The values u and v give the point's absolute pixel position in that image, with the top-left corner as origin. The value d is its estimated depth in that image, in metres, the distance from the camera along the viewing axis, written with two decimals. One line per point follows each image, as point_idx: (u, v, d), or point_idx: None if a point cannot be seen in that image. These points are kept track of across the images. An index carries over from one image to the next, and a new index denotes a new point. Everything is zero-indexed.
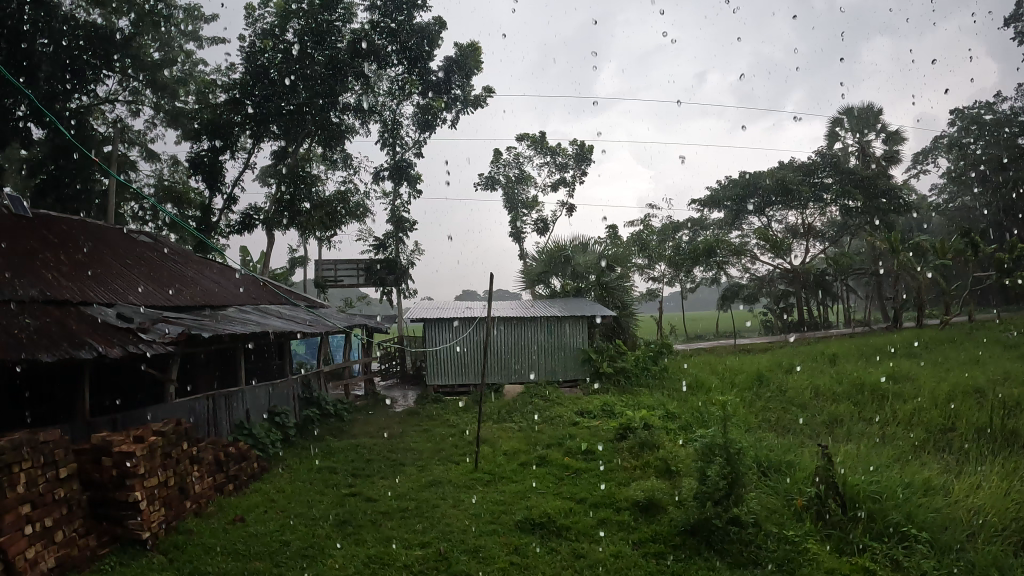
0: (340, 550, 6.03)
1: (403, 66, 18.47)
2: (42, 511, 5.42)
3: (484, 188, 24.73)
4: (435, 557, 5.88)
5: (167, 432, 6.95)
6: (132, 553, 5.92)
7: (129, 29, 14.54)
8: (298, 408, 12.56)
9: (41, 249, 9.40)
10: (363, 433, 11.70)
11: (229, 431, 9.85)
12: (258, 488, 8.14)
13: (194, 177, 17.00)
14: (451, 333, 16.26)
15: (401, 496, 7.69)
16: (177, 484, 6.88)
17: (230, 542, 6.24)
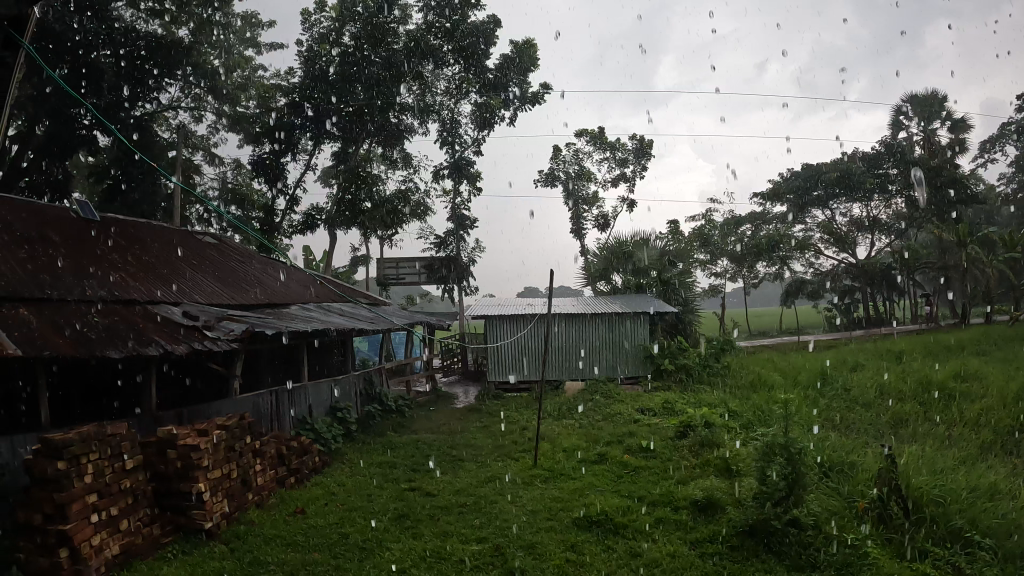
0: (396, 543, 6.11)
1: (460, 65, 18.57)
2: (108, 500, 5.64)
3: (544, 185, 24.65)
4: (491, 552, 5.90)
5: (230, 426, 7.16)
6: (194, 542, 6.11)
7: (189, 38, 14.98)
8: (361, 404, 12.75)
9: (109, 250, 9.80)
10: (425, 429, 11.80)
11: (293, 425, 10.10)
12: (319, 481, 8.31)
13: (257, 179, 17.50)
14: (514, 329, 16.33)
15: (460, 491, 7.77)
16: (239, 477, 7.08)
17: (289, 533, 6.38)
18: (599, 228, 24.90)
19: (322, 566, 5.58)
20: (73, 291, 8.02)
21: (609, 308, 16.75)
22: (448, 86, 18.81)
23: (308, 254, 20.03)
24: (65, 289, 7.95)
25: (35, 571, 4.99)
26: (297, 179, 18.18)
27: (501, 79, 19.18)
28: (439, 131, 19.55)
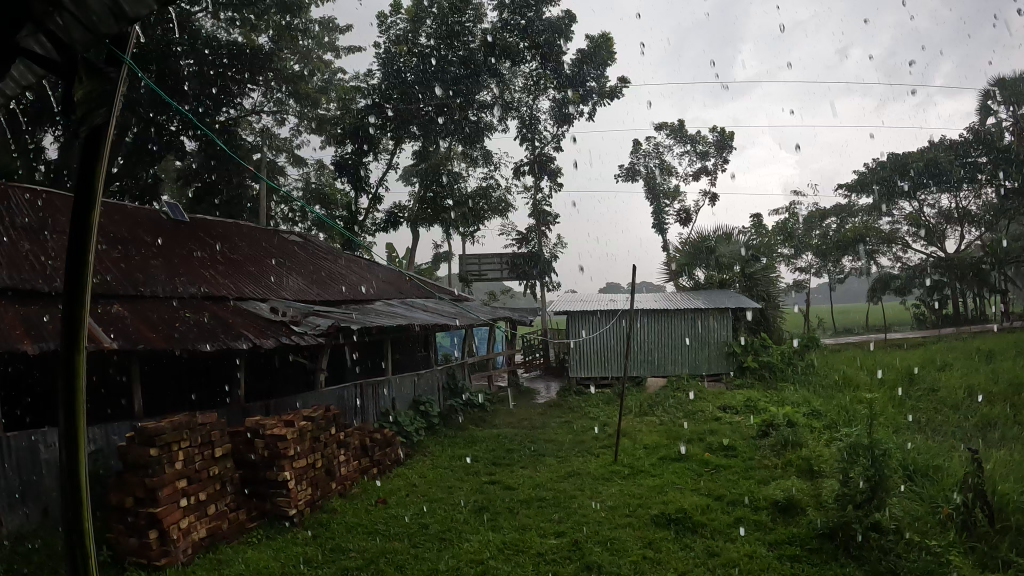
0: (476, 534, 6.21)
1: (537, 61, 18.55)
2: (198, 486, 5.91)
3: (624, 179, 24.40)
4: (569, 546, 5.92)
5: (315, 417, 7.40)
6: (278, 527, 6.34)
7: (269, 45, 15.48)
8: (443, 398, 12.96)
9: (199, 250, 10.27)
10: (506, 424, 11.88)
11: (377, 418, 10.35)
12: (401, 472, 8.49)
13: (340, 178, 17.98)
14: (595, 325, 16.28)
15: (540, 485, 7.81)
16: (323, 466, 7.30)
17: (370, 521, 6.55)
18: (681, 223, 24.49)
19: (402, 554, 5.69)
20: (166, 289, 8.44)
21: (692, 303, 16.46)
22: (526, 83, 18.91)
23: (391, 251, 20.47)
24: (157, 286, 8.38)
25: (126, 552, 5.32)
26: (380, 178, 18.61)
27: (578, 75, 19.21)
28: (519, 127, 19.69)
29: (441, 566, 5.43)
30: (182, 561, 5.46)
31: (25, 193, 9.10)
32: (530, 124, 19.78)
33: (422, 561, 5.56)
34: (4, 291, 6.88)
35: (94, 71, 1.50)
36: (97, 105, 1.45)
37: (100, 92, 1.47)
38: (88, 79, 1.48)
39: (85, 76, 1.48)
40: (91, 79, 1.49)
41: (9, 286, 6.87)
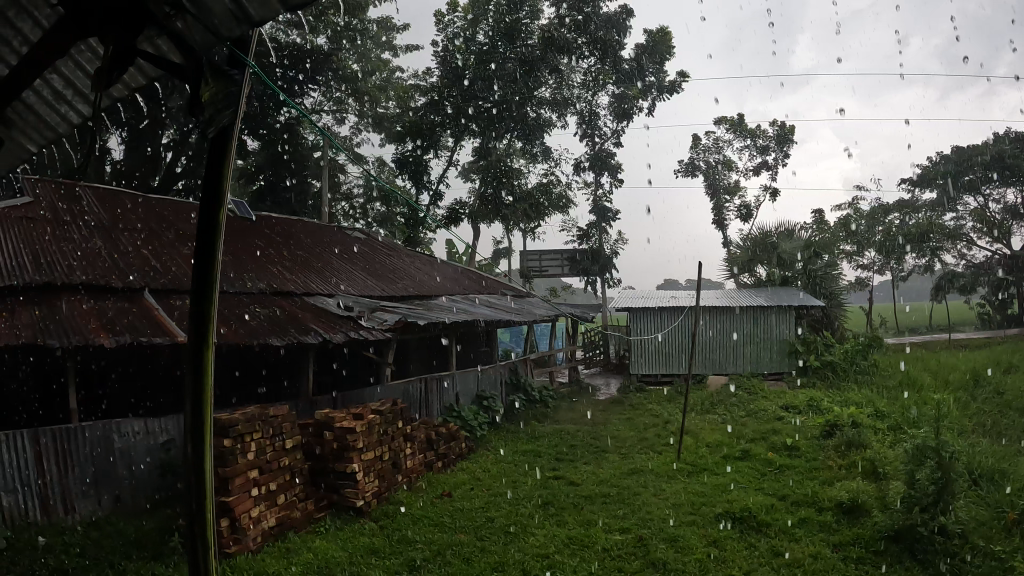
0: (542, 528, 6.23)
1: (596, 57, 18.37)
2: (268, 476, 6.06)
3: (683, 175, 24.06)
4: (633, 542, 5.89)
5: (382, 411, 7.53)
6: (345, 517, 6.45)
7: (328, 45, 15.79)
8: (506, 393, 13.00)
9: (267, 247, 10.54)
10: (567, 419, 11.87)
11: (441, 412, 10.44)
12: (466, 466, 8.56)
13: (401, 176, 18.17)
14: (656, 323, 16.15)
15: (603, 481, 7.78)
16: (390, 460, 7.41)
17: (435, 514, 6.61)
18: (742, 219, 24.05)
19: (468, 546, 5.75)
20: (236, 284, 8.69)
21: (754, 301, 16.15)
22: (585, 79, 18.61)
23: (451, 247, 20.61)
24: (227, 282, 8.62)
25: None
26: (441, 175, 18.74)
27: (637, 70, 19.10)
28: (578, 123, 19.63)
29: (507, 560, 5.46)
30: (252, 548, 5.59)
31: (96, 193, 9.47)
32: (590, 120, 19.72)
33: (487, 554, 5.59)
34: (82, 288, 7.16)
35: (220, 74, 1.71)
36: (226, 104, 1.68)
37: (227, 93, 1.70)
38: (215, 80, 1.70)
39: (211, 76, 1.70)
40: (218, 80, 1.70)
41: (84, 280, 7.17)
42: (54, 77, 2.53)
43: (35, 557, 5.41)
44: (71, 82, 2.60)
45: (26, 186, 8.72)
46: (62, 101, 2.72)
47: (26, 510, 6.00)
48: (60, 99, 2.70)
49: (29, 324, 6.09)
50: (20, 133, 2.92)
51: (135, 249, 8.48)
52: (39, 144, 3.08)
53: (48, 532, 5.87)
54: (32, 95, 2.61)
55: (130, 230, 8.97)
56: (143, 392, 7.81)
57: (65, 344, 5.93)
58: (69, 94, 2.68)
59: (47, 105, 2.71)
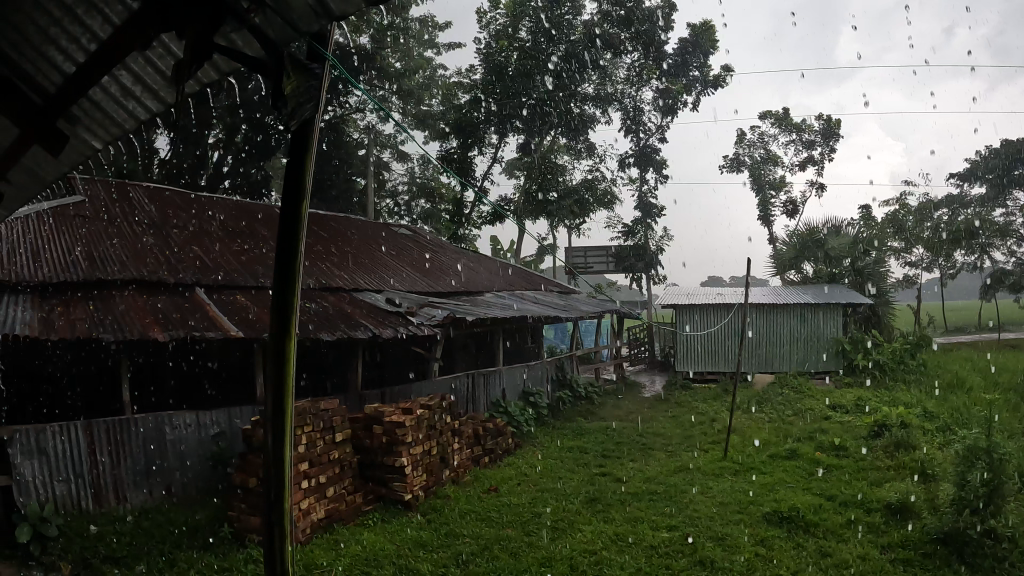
0: (589, 524, 6.22)
1: (639, 52, 18.33)
2: (318, 468, 6.17)
3: (728, 171, 23.74)
4: (681, 541, 5.84)
5: (432, 405, 7.60)
6: (394, 510, 6.54)
7: (371, 44, 16.00)
8: (552, 389, 13.00)
9: (316, 243, 10.79)
10: (613, 416, 11.84)
11: (487, 407, 10.52)
12: (513, 462, 8.59)
13: (446, 173, 18.16)
14: (701, 320, 16.07)
15: (650, 478, 7.75)
16: (439, 454, 7.47)
17: (483, 509, 6.64)
18: (788, 215, 23.58)
19: (516, 541, 5.76)
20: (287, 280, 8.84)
21: (801, 298, 15.89)
22: (628, 75, 18.73)
23: (497, 244, 20.65)
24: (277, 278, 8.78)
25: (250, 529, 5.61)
26: (486, 172, 18.75)
27: (681, 64, 18.92)
28: (622, 119, 19.56)
29: (555, 555, 5.46)
30: (302, 540, 5.70)
31: (146, 192, 9.72)
32: (634, 116, 19.60)
33: (535, 550, 5.60)
34: (136, 283, 7.36)
35: (302, 68, 2.00)
36: (307, 97, 1.98)
37: (307, 86, 1.99)
38: (296, 73, 1.98)
39: (292, 70, 1.98)
40: (298, 74, 1.99)
41: (137, 276, 7.36)
42: (124, 74, 2.62)
43: (89, 546, 5.60)
44: (140, 78, 2.70)
45: (78, 187, 8.98)
46: (130, 97, 2.82)
47: (80, 499, 6.19)
48: (128, 95, 2.80)
49: (86, 320, 6.27)
50: (87, 130, 3.03)
51: (187, 246, 8.70)
52: (104, 141, 3.19)
53: (99, 521, 6.05)
54: (100, 93, 2.71)
55: (181, 227, 9.17)
56: (193, 385, 8.01)
57: (121, 339, 6.09)
58: (137, 90, 2.78)
59: (115, 102, 2.81)
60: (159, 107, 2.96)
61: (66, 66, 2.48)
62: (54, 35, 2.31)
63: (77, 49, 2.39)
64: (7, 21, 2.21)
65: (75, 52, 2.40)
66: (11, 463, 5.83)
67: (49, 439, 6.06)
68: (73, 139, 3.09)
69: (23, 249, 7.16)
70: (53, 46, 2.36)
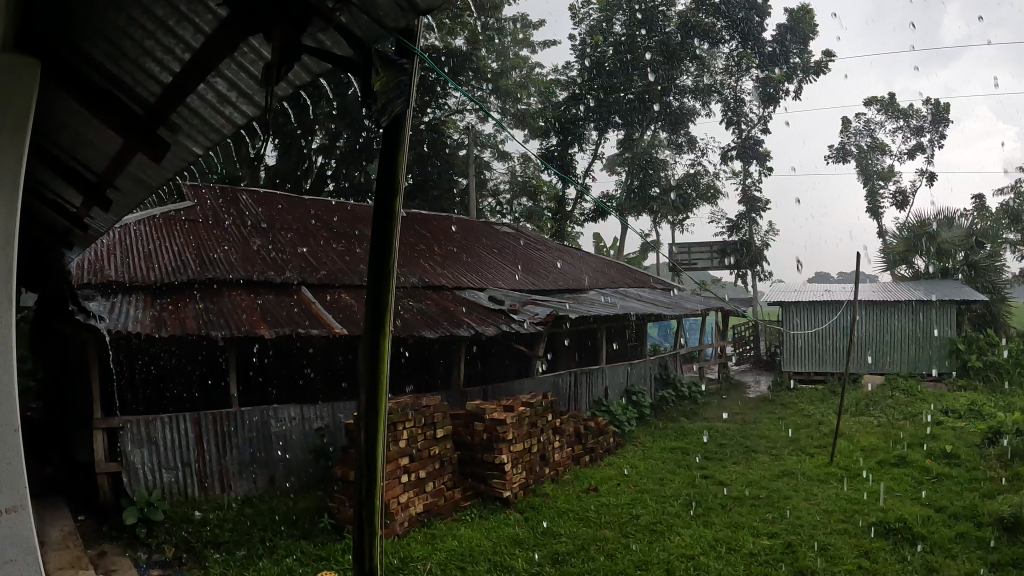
0: (687, 529, 6.10)
1: (737, 40, 17.72)
2: (419, 463, 6.28)
3: (833, 162, 22.83)
4: (782, 548, 5.67)
5: (533, 403, 7.60)
6: (493, 507, 6.63)
7: (466, 46, 16.28)
8: (654, 389, 12.84)
9: (419, 243, 11.11)
10: (716, 417, 11.60)
11: (589, 405, 10.51)
12: (613, 462, 8.52)
13: (547, 170, 18.25)
14: (810, 318, 15.52)
15: (753, 482, 7.56)
16: (539, 453, 7.49)
17: (581, 509, 6.62)
18: (898, 206, 22.44)
19: (612, 543, 5.72)
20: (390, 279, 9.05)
21: (914, 295, 15.11)
22: (727, 64, 17.92)
23: (599, 241, 20.53)
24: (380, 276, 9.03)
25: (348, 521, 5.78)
26: (586, 168, 18.73)
27: (780, 52, 18.23)
28: (722, 110, 18.50)
29: (651, 559, 5.38)
30: (398, 533, 5.83)
31: (255, 197, 10.18)
32: (737, 108, 18.44)
33: (633, 553, 5.53)
34: (243, 283, 7.69)
35: (390, 65, 2.01)
36: (397, 93, 1.99)
37: (397, 81, 2.00)
38: (385, 70, 2.01)
39: (382, 67, 2.01)
40: (388, 70, 2.01)
41: (247, 277, 7.70)
42: (219, 80, 2.65)
43: (191, 530, 5.90)
44: (235, 84, 2.72)
45: (188, 194, 9.47)
46: (226, 103, 2.89)
47: (186, 487, 6.53)
48: (225, 102, 2.87)
49: (194, 317, 6.60)
50: (190, 130, 3.15)
51: (292, 247, 9.04)
52: (205, 144, 3.32)
53: (204, 507, 6.38)
54: (199, 99, 2.80)
55: (286, 228, 9.53)
56: (296, 381, 8.31)
57: (226, 335, 6.38)
58: (232, 96, 2.83)
59: (212, 108, 2.90)
60: (255, 112, 3.04)
61: (162, 74, 2.56)
62: (147, 46, 2.37)
63: (171, 58, 2.46)
64: (103, 34, 2.30)
65: (170, 62, 2.48)
66: (123, 450, 6.21)
67: (158, 428, 6.43)
68: (177, 143, 3.22)
69: (137, 252, 7.61)
70: (148, 56, 2.44)
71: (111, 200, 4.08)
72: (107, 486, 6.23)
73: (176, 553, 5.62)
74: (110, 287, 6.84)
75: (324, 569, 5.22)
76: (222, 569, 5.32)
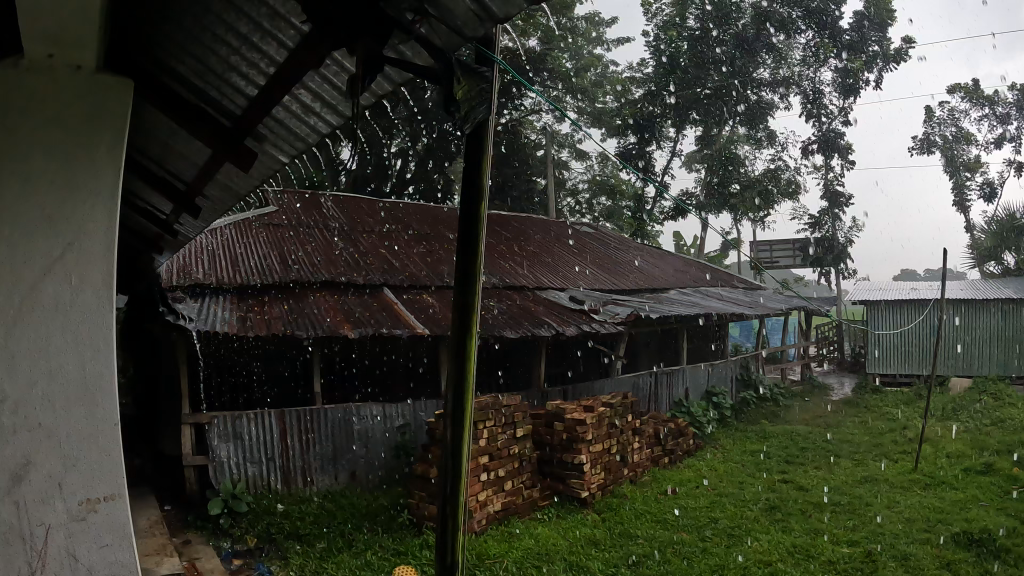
0: (764, 534, 5.95)
1: (813, 30, 17.03)
2: (498, 462, 6.33)
3: (917, 153, 21.86)
4: (861, 557, 5.45)
5: (613, 403, 7.54)
6: (571, 508, 6.63)
7: (541, 46, 16.28)
8: (736, 390, 12.57)
9: (499, 244, 11.20)
10: (799, 420, 11.29)
11: (670, 407, 10.40)
12: (693, 464, 8.38)
13: (625, 169, 18.16)
14: (895, 320, 14.85)
15: (833, 488, 7.32)
16: (618, 453, 7.44)
17: (659, 511, 6.54)
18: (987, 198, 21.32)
19: (689, 546, 5.63)
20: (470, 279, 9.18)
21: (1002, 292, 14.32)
22: (805, 55, 17.20)
23: (679, 239, 20.27)
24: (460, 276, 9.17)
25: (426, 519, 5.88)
26: (665, 166, 18.48)
27: (858, 40, 17.43)
28: (801, 103, 17.90)
29: (729, 564, 5.27)
30: (476, 531, 5.89)
31: (336, 200, 10.49)
32: (816, 100, 17.76)
33: (708, 557, 5.43)
34: (326, 284, 7.93)
35: (471, 73, 2.07)
36: (479, 100, 2.07)
37: (479, 90, 2.07)
38: (466, 78, 2.06)
39: (463, 75, 2.07)
40: (469, 78, 2.07)
41: (332, 279, 7.95)
42: (303, 92, 2.74)
43: (272, 522, 6.11)
44: (318, 95, 2.80)
45: (274, 199, 9.83)
46: (311, 114, 2.98)
47: (270, 481, 6.78)
48: (309, 112, 2.96)
49: (279, 318, 6.84)
50: (276, 140, 3.27)
51: (374, 249, 9.27)
52: (291, 152, 3.44)
53: (286, 500, 6.60)
54: (284, 110, 2.90)
55: (368, 231, 9.77)
56: (378, 380, 8.50)
57: (311, 335, 6.59)
58: (316, 107, 2.92)
59: (297, 118, 2.99)
60: (338, 122, 3.11)
61: (248, 88, 2.67)
62: (233, 61, 2.48)
63: (256, 72, 2.57)
64: (191, 52, 2.41)
65: (255, 76, 2.58)
66: (210, 445, 6.48)
67: (244, 425, 6.68)
68: (265, 152, 3.34)
69: (226, 256, 7.95)
70: (234, 71, 2.55)
71: (205, 207, 4.27)
72: (194, 479, 6.51)
73: (257, 543, 5.86)
74: (199, 289, 7.13)
75: (402, 563, 5.32)
76: (303, 560, 5.48)
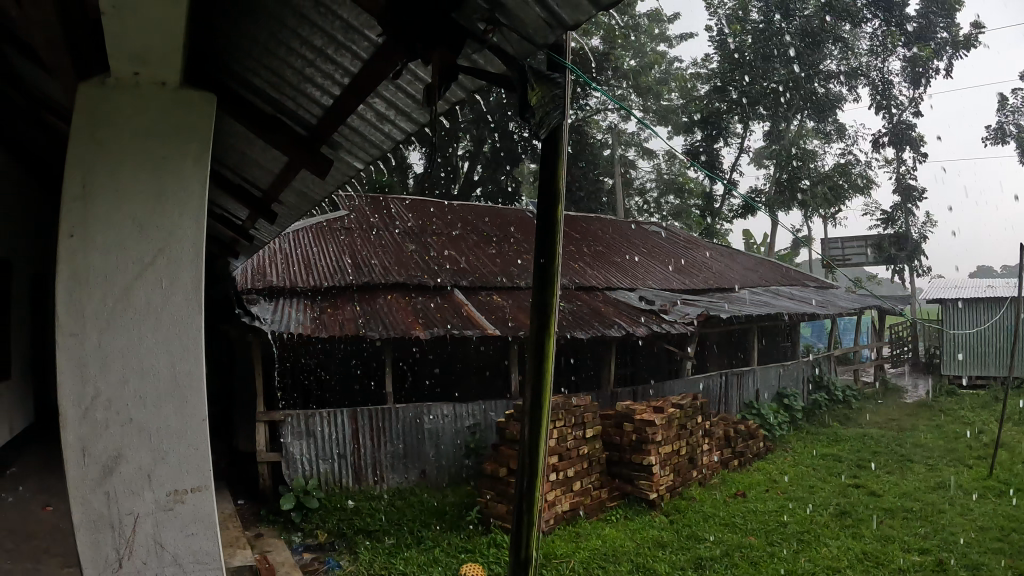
0: (833, 540, 5.79)
1: (880, 19, 16.70)
2: (567, 462, 6.33)
3: (993, 144, 20.89)
4: (931, 566, 5.26)
5: (683, 404, 7.46)
6: (638, 509, 6.61)
7: (603, 44, 16.19)
8: (807, 391, 12.27)
9: (567, 244, 11.23)
10: (873, 423, 10.92)
11: (739, 408, 10.22)
12: (763, 467, 8.21)
13: (691, 166, 17.99)
14: (971, 317, 14.28)
15: (906, 493, 7.07)
16: (687, 455, 7.36)
17: (727, 514, 6.44)
18: None
19: (758, 550, 5.54)
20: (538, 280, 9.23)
21: None
22: (872, 45, 16.96)
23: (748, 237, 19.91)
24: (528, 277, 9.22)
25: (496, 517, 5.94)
26: (733, 163, 18.13)
27: (925, 27, 16.86)
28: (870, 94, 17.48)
29: (796, 569, 5.16)
30: (545, 530, 5.92)
31: (404, 204, 10.67)
32: (885, 90, 17.39)
33: (774, 562, 5.33)
34: (398, 286, 8.09)
35: (544, 78, 2.06)
36: (554, 105, 2.05)
37: (552, 95, 2.04)
38: (539, 84, 2.05)
39: (536, 81, 2.06)
40: (541, 84, 2.06)
41: (403, 280, 8.13)
42: (378, 100, 2.80)
43: (343, 517, 6.28)
44: (394, 103, 2.86)
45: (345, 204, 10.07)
46: (385, 121, 3.04)
47: (342, 478, 6.96)
48: (384, 120, 3.03)
49: (352, 318, 7.03)
50: (351, 147, 3.36)
51: (443, 251, 9.41)
52: (366, 159, 3.52)
53: (357, 497, 6.76)
54: (359, 118, 2.98)
55: (436, 233, 9.91)
56: (447, 381, 8.61)
57: (383, 335, 6.75)
58: (391, 115, 2.99)
59: (372, 125, 3.07)
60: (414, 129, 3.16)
61: (323, 98, 2.76)
62: (309, 73, 2.56)
63: (331, 82, 2.64)
64: (269, 64, 2.51)
65: (329, 86, 2.67)
66: (284, 441, 6.71)
67: (317, 423, 6.88)
68: (341, 159, 3.44)
69: (301, 259, 8.19)
70: (309, 82, 2.64)
71: (281, 213, 4.42)
72: (268, 474, 6.75)
73: (328, 538, 6.04)
74: (275, 291, 7.38)
75: (470, 561, 5.38)
76: (372, 554, 5.61)
